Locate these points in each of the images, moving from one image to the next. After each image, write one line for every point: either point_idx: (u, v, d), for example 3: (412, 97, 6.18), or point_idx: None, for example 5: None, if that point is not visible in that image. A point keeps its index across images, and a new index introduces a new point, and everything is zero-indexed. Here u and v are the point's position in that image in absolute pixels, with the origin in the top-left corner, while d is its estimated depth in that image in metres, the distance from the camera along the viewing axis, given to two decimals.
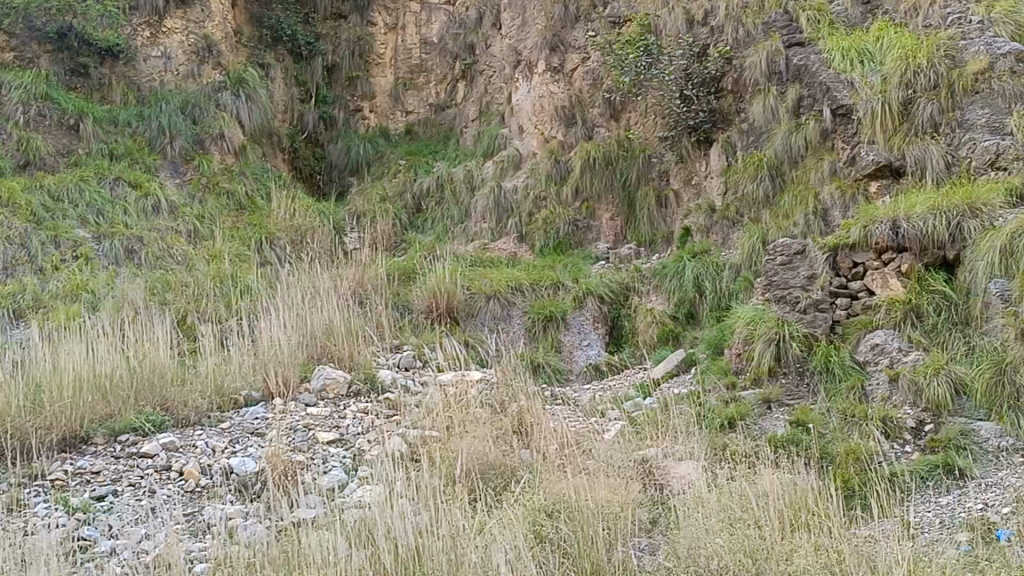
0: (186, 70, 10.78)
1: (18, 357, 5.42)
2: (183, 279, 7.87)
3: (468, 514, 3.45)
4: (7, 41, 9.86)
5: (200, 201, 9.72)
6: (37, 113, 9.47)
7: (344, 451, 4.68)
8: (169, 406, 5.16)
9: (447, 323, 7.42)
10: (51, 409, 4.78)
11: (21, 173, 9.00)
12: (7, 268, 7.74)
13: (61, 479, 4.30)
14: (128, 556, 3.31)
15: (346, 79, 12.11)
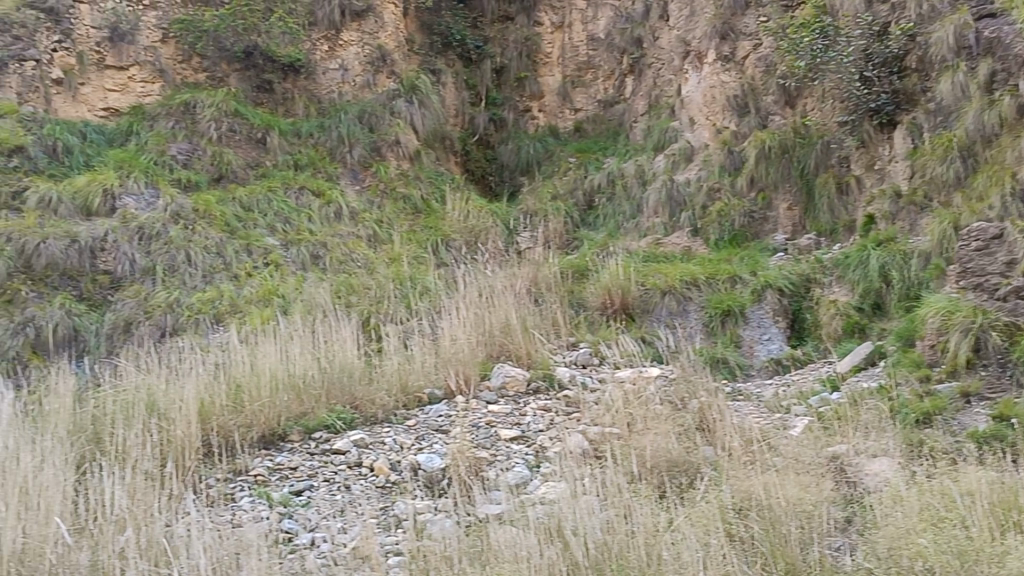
0: (362, 81, 11.13)
1: (220, 358, 5.74)
2: (365, 282, 8.16)
3: (655, 511, 3.43)
4: (199, 62, 10.49)
5: (379, 207, 10.04)
6: (228, 128, 10.01)
7: (526, 448, 4.73)
8: (358, 404, 5.38)
9: (623, 319, 7.40)
10: (251, 408, 5.06)
11: (215, 185, 9.52)
12: (206, 275, 8.19)
13: (262, 474, 4.53)
14: (327, 548, 3.45)
15: (515, 80, 12.26)
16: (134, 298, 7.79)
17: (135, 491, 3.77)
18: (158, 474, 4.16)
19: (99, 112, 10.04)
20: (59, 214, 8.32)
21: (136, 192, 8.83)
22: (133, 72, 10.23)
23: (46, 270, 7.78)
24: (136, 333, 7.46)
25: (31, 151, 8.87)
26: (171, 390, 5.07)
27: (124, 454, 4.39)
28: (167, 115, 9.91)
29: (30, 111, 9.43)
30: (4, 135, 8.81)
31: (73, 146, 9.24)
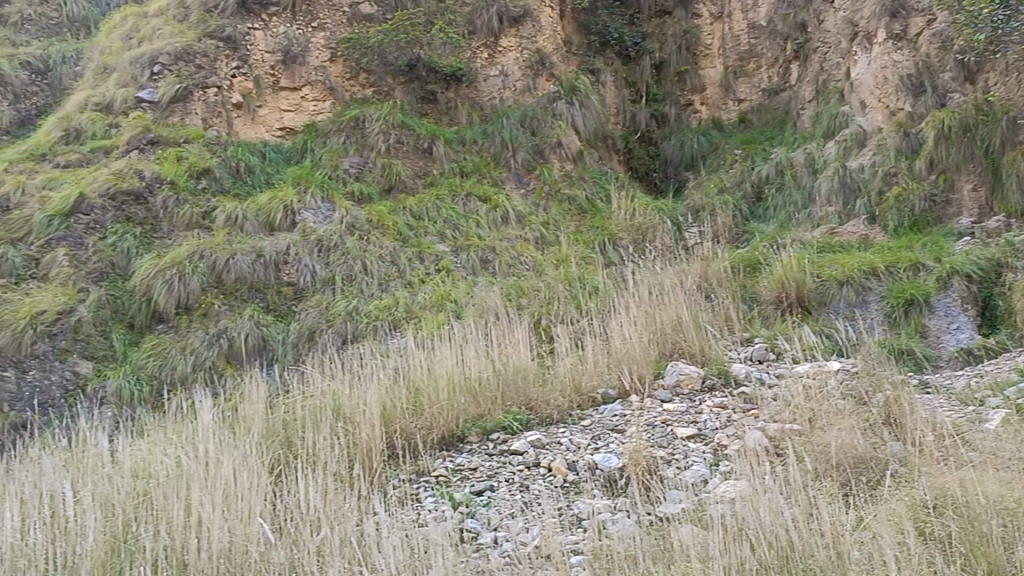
0: (523, 85, 11.24)
1: (399, 363, 5.93)
2: (534, 285, 8.26)
3: (842, 510, 3.32)
4: (366, 78, 10.86)
5: (545, 209, 10.12)
6: (396, 140, 10.31)
7: (704, 446, 4.66)
8: (533, 406, 5.42)
9: (798, 312, 7.21)
10: (430, 411, 5.20)
11: (386, 196, 9.84)
12: (382, 283, 8.47)
13: (443, 475, 4.65)
14: (510, 546, 3.51)
15: (675, 74, 12.13)
16: (316, 307, 8.12)
17: (327, 492, 3.94)
18: (346, 476, 4.33)
19: (276, 132, 10.54)
20: (245, 231, 8.78)
21: (313, 207, 9.21)
22: (306, 92, 10.70)
23: (235, 284, 8.23)
24: (319, 341, 7.78)
25: (217, 173, 9.36)
26: (354, 395, 5.28)
27: (315, 457, 4.60)
28: (339, 131, 10.32)
29: (214, 136, 10.01)
30: (192, 159, 9.34)
31: (255, 166, 9.72)
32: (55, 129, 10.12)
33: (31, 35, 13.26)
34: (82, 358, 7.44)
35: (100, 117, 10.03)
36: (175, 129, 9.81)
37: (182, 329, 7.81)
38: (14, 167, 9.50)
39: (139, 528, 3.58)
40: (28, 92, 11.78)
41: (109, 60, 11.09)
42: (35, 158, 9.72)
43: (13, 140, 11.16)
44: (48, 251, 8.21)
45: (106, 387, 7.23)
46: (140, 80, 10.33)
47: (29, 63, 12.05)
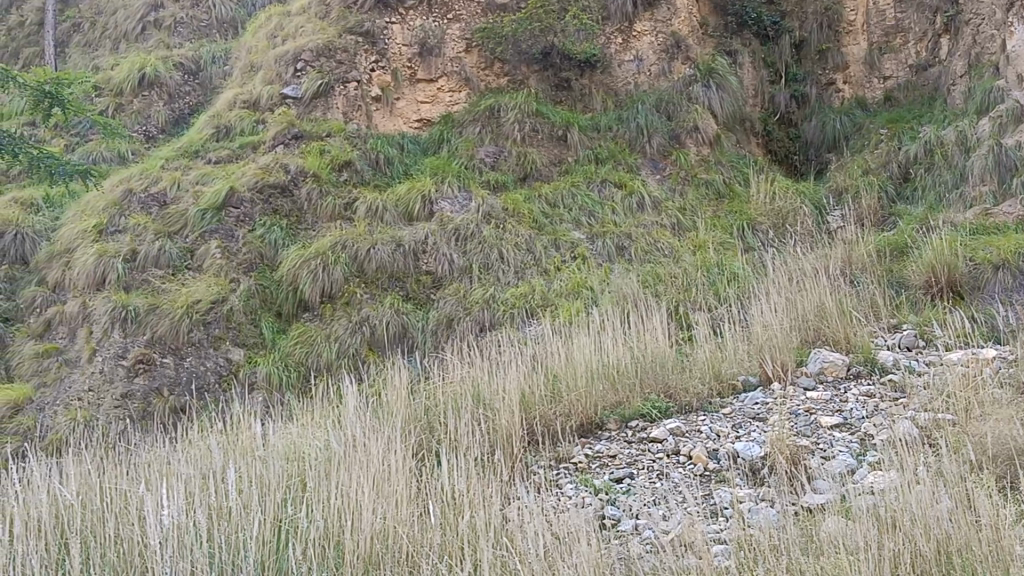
0: (658, 69, 11.14)
1: (537, 351, 5.99)
2: (671, 271, 8.17)
3: (1004, 504, 3.18)
4: (501, 68, 10.94)
5: (681, 194, 9.98)
6: (531, 129, 10.36)
7: (851, 436, 4.52)
8: (672, 393, 5.37)
9: (951, 298, 6.87)
10: (568, 398, 5.23)
11: (522, 185, 9.90)
12: (519, 272, 8.53)
13: (583, 462, 4.66)
14: (652, 534, 3.49)
15: (816, 53, 11.74)
16: (454, 295, 8.24)
17: (469, 478, 4.01)
18: (487, 462, 4.39)
19: (413, 123, 10.74)
20: (385, 221, 9.00)
21: (450, 196, 9.34)
22: (442, 83, 10.86)
23: (376, 273, 8.43)
24: (457, 329, 7.91)
25: (358, 165, 9.60)
26: (494, 382, 5.35)
27: (456, 443, 4.69)
28: (474, 121, 10.43)
29: (355, 129, 10.26)
30: (334, 152, 9.61)
31: (393, 158, 9.93)
32: (207, 127, 10.57)
33: (183, 38, 13.87)
34: (234, 346, 7.76)
35: (248, 115, 10.45)
36: (318, 123, 10.10)
37: (327, 317, 8.04)
38: (170, 164, 9.97)
39: (292, 508, 3.72)
40: (181, 92, 12.34)
41: (255, 59, 11.52)
42: (189, 154, 10.18)
43: (168, 138, 11.71)
44: (203, 243, 8.60)
45: (257, 373, 7.53)
46: (285, 77, 10.71)
47: (182, 65, 12.63)
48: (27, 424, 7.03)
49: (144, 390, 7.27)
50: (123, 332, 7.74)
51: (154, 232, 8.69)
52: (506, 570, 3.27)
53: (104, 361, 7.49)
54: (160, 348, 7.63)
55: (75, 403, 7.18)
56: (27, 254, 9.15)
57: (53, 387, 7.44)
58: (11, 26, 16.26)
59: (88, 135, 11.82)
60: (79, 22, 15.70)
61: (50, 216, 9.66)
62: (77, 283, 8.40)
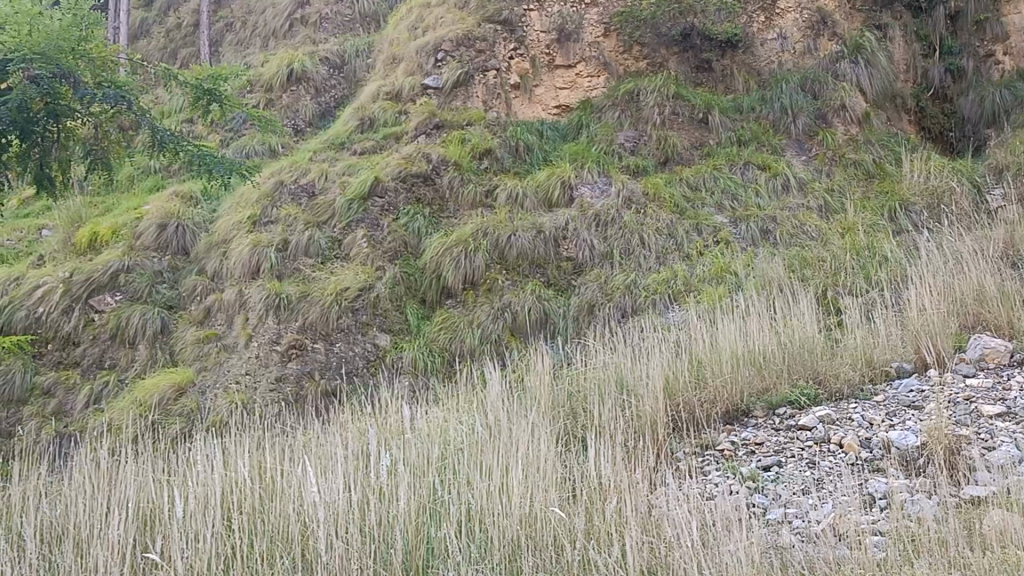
0: (803, 47, 10.85)
1: (680, 337, 5.93)
2: (819, 254, 7.94)
3: None
4: (640, 51, 10.83)
5: (828, 175, 9.67)
6: (672, 112, 10.23)
7: (1015, 425, 4.30)
8: (822, 380, 5.23)
9: None
10: (714, 384, 5.16)
11: (662, 169, 9.79)
12: (660, 257, 8.45)
13: (728, 449, 4.59)
14: (802, 524, 3.42)
15: (974, 24, 11.14)
16: (595, 281, 8.23)
17: (614, 465, 4.01)
18: (632, 448, 4.38)
19: (552, 110, 10.75)
20: (525, 208, 9.06)
21: (590, 182, 9.33)
22: (581, 68, 10.83)
23: (517, 260, 8.49)
24: (599, 315, 7.91)
25: (498, 153, 9.69)
26: (637, 368, 5.33)
27: (601, 429, 4.71)
28: (614, 106, 10.37)
29: (494, 117, 10.35)
30: (475, 140, 9.72)
31: (533, 145, 9.98)
32: (352, 119, 10.84)
33: (328, 33, 14.25)
34: (381, 332, 7.97)
35: (391, 105, 10.68)
36: (459, 113, 10.24)
37: (469, 303, 8.16)
38: (317, 156, 10.28)
39: (441, 490, 3.80)
40: (327, 86, 12.71)
41: (397, 51, 11.75)
42: (335, 146, 10.46)
43: (316, 131, 12.08)
44: (350, 232, 8.84)
45: (403, 358, 7.71)
46: (426, 67, 10.88)
47: (328, 59, 12.99)
48: (190, 406, 7.32)
49: (297, 373, 7.55)
50: (276, 318, 8.05)
51: (303, 222, 8.98)
52: (654, 559, 3.25)
53: (259, 346, 7.82)
54: (311, 334, 7.89)
55: (233, 386, 7.51)
56: (189, 246, 9.52)
57: (213, 371, 7.78)
58: (170, 27, 17.06)
59: (241, 130, 12.31)
60: (231, 22, 16.35)
61: (207, 209, 10.11)
62: (233, 272, 8.76)
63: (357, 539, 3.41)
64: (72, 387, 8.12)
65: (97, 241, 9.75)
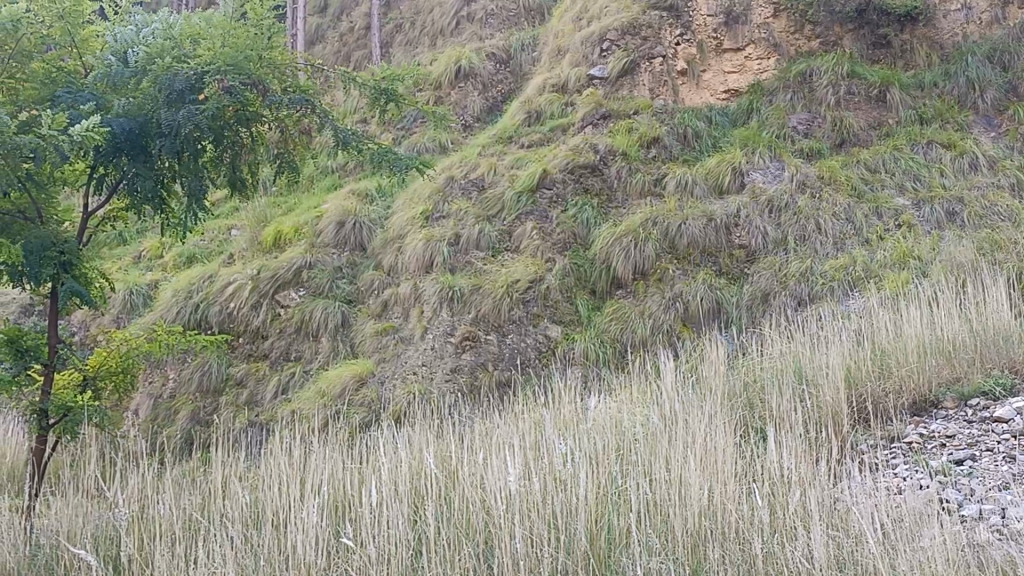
0: (990, 16, 10.31)
1: (862, 326, 5.73)
2: (1011, 236, 7.49)
3: None
4: (812, 30, 10.51)
5: (1021, 151, 9.09)
6: (847, 92, 9.87)
7: None
8: (1019, 368, 4.89)
9: None
10: (899, 373, 4.96)
11: (838, 152, 9.45)
12: (837, 243, 8.15)
13: (916, 442, 4.39)
14: (1000, 522, 3.25)
15: None
16: (769, 269, 8.02)
17: (796, 457, 3.92)
18: (812, 439, 4.27)
19: (720, 95, 10.46)
20: (695, 195, 8.91)
21: (762, 167, 9.12)
22: (750, 51, 10.54)
23: (688, 249, 8.37)
24: (774, 304, 7.70)
25: (666, 141, 9.58)
26: (816, 358, 5.18)
27: (780, 420, 4.61)
28: (785, 88, 10.09)
29: (662, 105, 10.18)
30: (642, 129, 9.64)
31: (702, 131, 9.79)
32: (519, 112, 10.95)
33: (494, 28, 14.43)
34: (552, 323, 8.03)
35: (558, 98, 10.75)
36: (626, 102, 10.17)
37: (640, 293, 8.11)
38: (486, 150, 10.44)
39: (618, 479, 3.83)
40: (494, 81, 12.88)
41: (562, 43, 11.80)
42: (503, 140, 10.60)
43: (484, 127, 12.26)
44: (519, 225, 8.96)
45: (574, 349, 7.75)
46: (592, 58, 10.91)
47: (494, 54, 13.15)
48: (371, 396, 7.57)
49: (471, 364, 7.70)
50: (450, 311, 8.24)
51: (474, 216, 9.16)
52: (844, 554, 3.16)
53: (435, 338, 8.03)
54: (483, 325, 8.02)
55: (411, 377, 7.72)
56: (365, 241, 9.84)
57: (391, 362, 8.02)
58: (343, 32, 17.67)
59: (413, 128, 12.66)
60: (400, 22, 16.80)
61: (382, 205, 10.42)
62: (408, 266, 9.02)
63: (541, 526, 3.46)
64: (261, 378, 8.58)
65: (281, 240, 10.23)
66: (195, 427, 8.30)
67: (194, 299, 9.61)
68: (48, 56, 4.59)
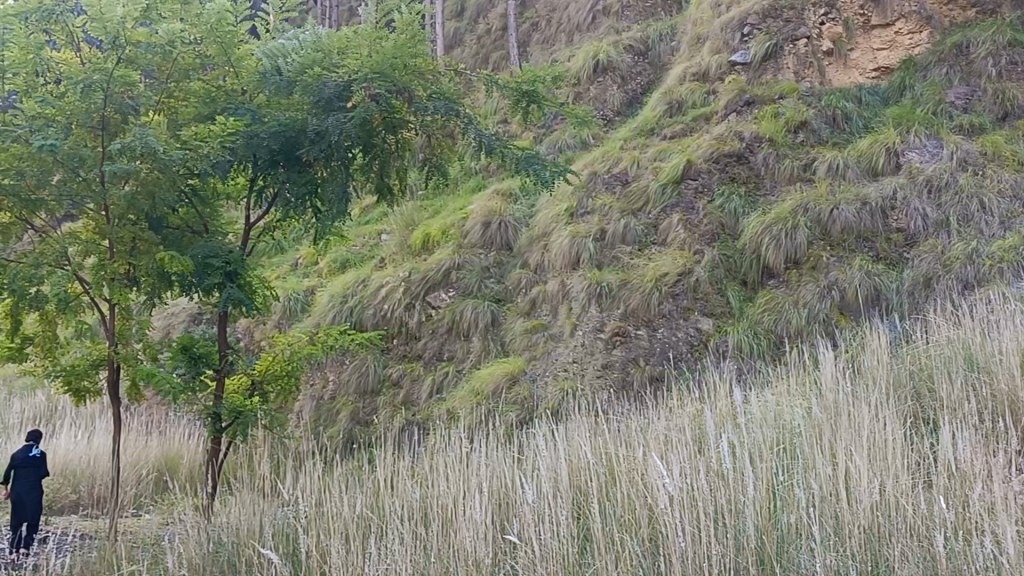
0: None
1: None
2: None
3: None
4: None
5: None
6: (1009, 61, 9.34)
7: None
8: None
9: None
10: None
11: (1002, 125, 8.95)
12: (1005, 222, 7.69)
13: None
14: None
15: None
16: (930, 253, 7.67)
17: (973, 447, 3.74)
18: (988, 429, 4.06)
19: (870, 74, 10.09)
20: (848, 178, 8.61)
21: (918, 146, 8.73)
22: (900, 26, 10.10)
23: (842, 234, 8.09)
24: (937, 287, 7.35)
25: (815, 125, 9.27)
26: (989, 345, 4.92)
27: (953, 410, 4.41)
28: (940, 62, 9.65)
29: (809, 87, 9.87)
30: (789, 113, 9.39)
31: (852, 112, 9.44)
32: (660, 103, 10.84)
33: (631, 20, 14.32)
34: (703, 315, 7.91)
35: (699, 86, 10.59)
36: (770, 86, 9.92)
37: (793, 282, 7.88)
38: (629, 144, 10.38)
39: (783, 474, 3.75)
40: (633, 74, 12.79)
41: (702, 31, 11.64)
42: (645, 132, 10.51)
43: (625, 119, 12.14)
44: (665, 217, 8.87)
45: (727, 341, 7.60)
46: (733, 43, 10.75)
47: (632, 46, 13.07)
48: (524, 394, 7.64)
49: (623, 359, 7.68)
50: (599, 306, 8.24)
51: (619, 210, 9.13)
52: None
53: (585, 335, 8.04)
54: (634, 320, 7.99)
55: (562, 373, 7.76)
56: (512, 240, 9.92)
57: (543, 359, 8.08)
58: (480, 33, 17.87)
59: (553, 125, 12.71)
60: (536, 21, 16.90)
61: (527, 203, 10.49)
62: (555, 263, 9.05)
63: (705, 522, 3.42)
64: (417, 378, 8.77)
65: (430, 242, 10.44)
66: (356, 427, 8.55)
67: (349, 302, 9.89)
68: (207, 76, 4.80)
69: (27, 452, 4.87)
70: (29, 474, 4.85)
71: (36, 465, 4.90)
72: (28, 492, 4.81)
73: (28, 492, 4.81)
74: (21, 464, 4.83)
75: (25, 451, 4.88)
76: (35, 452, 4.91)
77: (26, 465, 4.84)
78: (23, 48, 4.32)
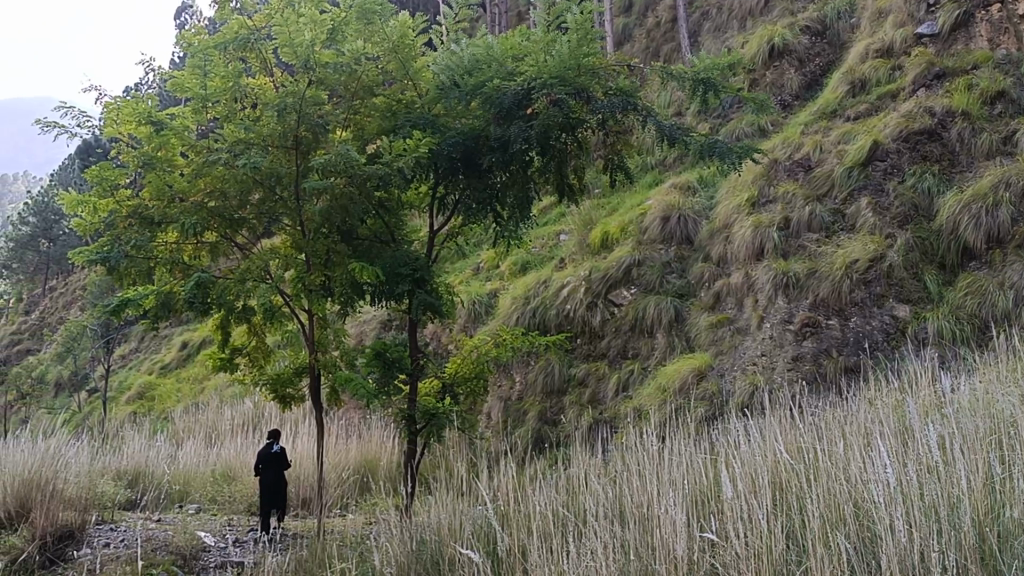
0: None
1: None
2: None
3: None
4: None
5: None
6: None
7: None
8: None
9: None
10: None
11: None
12: None
13: None
14: None
15: None
16: None
17: None
18: None
19: None
20: None
21: None
22: None
23: None
24: None
25: (1015, 93, 8.66)
26: None
27: None
28: None
29: (1006, 53, 9.19)
30: (984, 84, 8.83)
31: None
32: (842, 84, 10.43)
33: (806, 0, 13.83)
34: (899, 302, 7.53)
35: (883, 63, 10.13)
36: (962, 57, 9.36)
37: (997, 263, 7.38)
38: (810, 128, 10.04)
39: (1000, 468, 3.53)
40: (811, 55, 12.34)
41: (883, 6, 11.19)
42: (827, 115, 10.13)
43: (804, 103, 11.71)
44: (853, 202, 8.54)
45: (927, 328, 7.18)
46: (918, 15, 10.31)
47: (809, 27, 12.64)
48: (712, 389, 7.52)
49: (814, 351, 7.42)
50: (786, 297, 8.01)
51: (803, 198, 8.85)
52: None
53: (773, 327, 7.83)
54: (824, 310, 7.72)
55: (751, 368, 7.59)
56: (691, 234, 9.77)
57: (730, 354, 7.91)
58: (649, 27, 17.74)
59: (729, 114, 12.44)
60: (707, 10, 16.61)
61: (706, 195, 10.29)
62: (738, 255, 8.85)
63: (919, 517, 3.27)
64: (602, 377, 8.75)
65: (608, 240, 10.45)
66: (544, 426, 8.64)
67: (532, 304, 10.02)
68: (389, 90, 4.95)
69: (268, 450, 5.09)
70: (271, 470, 5.10)
71: (278, 461, 5.12)
72: (269, 489, 5.11)
73: (268, 487, 5.12)
74: (262, 462, 5.08)
75: (267, 448, 5.13)
76: (275, 449, 5.13)
77: (267, 462, 5.08)
78: (223, 76, 4.54)
